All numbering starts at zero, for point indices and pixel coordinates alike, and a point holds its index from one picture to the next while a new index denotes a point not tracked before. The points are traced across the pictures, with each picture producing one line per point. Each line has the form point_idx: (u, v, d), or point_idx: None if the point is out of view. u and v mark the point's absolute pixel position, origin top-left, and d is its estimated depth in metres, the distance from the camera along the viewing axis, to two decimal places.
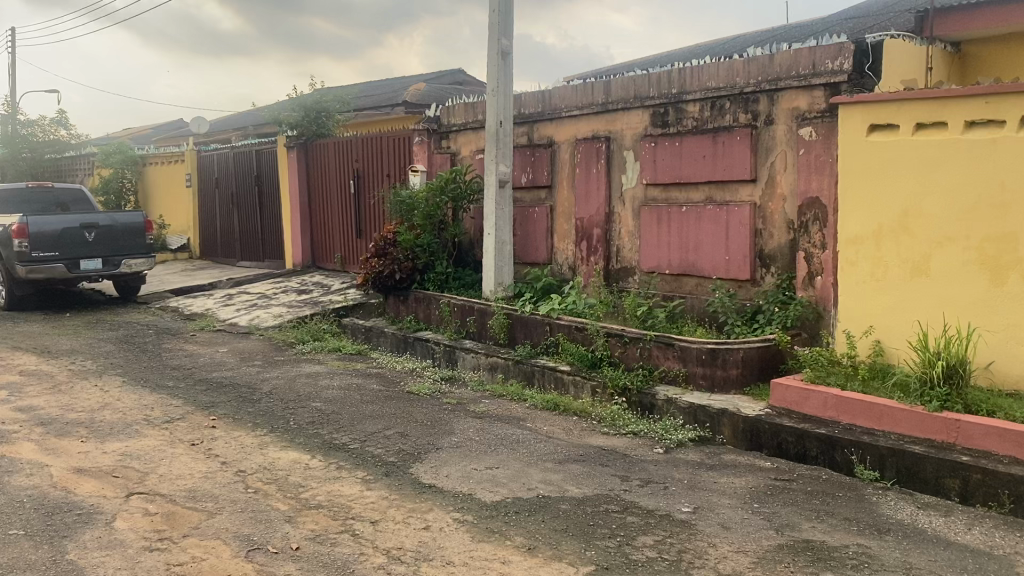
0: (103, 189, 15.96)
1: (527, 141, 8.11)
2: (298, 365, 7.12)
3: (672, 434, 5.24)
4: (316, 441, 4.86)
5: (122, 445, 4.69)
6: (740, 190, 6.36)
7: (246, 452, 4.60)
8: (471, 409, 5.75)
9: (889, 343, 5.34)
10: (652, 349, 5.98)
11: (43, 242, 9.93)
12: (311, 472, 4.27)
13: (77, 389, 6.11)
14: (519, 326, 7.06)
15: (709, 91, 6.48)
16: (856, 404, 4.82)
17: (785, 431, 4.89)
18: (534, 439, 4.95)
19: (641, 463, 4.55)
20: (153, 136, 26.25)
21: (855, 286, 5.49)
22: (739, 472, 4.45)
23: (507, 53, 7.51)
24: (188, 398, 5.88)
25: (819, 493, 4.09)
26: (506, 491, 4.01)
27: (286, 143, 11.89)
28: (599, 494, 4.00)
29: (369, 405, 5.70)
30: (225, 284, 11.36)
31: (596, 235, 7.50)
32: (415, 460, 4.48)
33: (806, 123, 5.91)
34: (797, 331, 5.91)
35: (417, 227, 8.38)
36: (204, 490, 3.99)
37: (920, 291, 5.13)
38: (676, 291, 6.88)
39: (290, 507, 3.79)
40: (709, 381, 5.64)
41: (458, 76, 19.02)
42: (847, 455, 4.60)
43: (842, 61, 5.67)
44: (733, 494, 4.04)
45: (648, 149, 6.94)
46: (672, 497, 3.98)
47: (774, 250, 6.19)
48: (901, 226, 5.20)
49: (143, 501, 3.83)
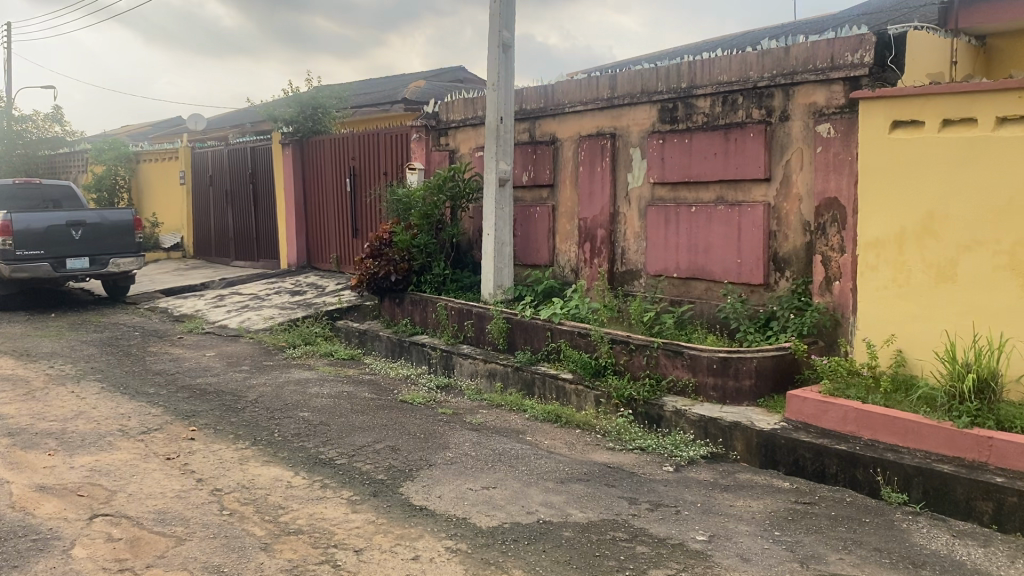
0: (95, 186, 15.62)
1: (528, 138, 7.79)
2: (287, 371, 6.80)
3: (682, 451, 4.92)
4: (301, 455, 4.53)
5: (92, 459, 4.35)
6: (753, 189, 6.03)
7: (224, 468, 4.27)
8: (467, 420, 5.42)
9: (911, 353, 5.00)
10: (659, 357, 5.64)
11: (28, 239, 9.59)
12: (292, 491, 3.94)
13: (52, 396, 5.78)
14: (520, 332, 6.72)
15: (720, 85, 6.16)
16: (878, 418, 4.49)
17: (801, 446, 4.57)
18: (534, 455, 4.63)
19: (649, 483, 4.22)
20: (151, 132, 26.24)
21: (874, 292, 5.17)
22: (757, 494, 4.12)
23: (508, 45, 7.19)
24: (169, 406, 5.55)
25: (843, 519, 3.76)
26: (503, 516, 3.68)
27: (280, 139, 11.53)
28: (605, 519, 3.66)
29: (360, 415, 5.37)
30: (217, 284, 11.03)
31: (600, 235, 7.16)
32: (406, 478, 4.16)
33: (824, 119, 5.58)
34: (813, 339, 5.58)
35: (414, 226, 8.02)
36: (175, 512, 3.66)
37: (945, 298, 4.81)
38: (684, 296, 6.54)
39: (267, 532, 3.46)
40: (720, 392, 5.31)
41: (459, 73, 18.67)
42: (870, 474, 4.28)
43: (863, 53, 5.36)
44: (751, 520, 3.71)
45: (656, 146, 6.62)
46: (684, 523, 3.65)
47: (789, 253, 5.86)
48: (925, 229, 4.88)
49: (107, 525, 3.50)
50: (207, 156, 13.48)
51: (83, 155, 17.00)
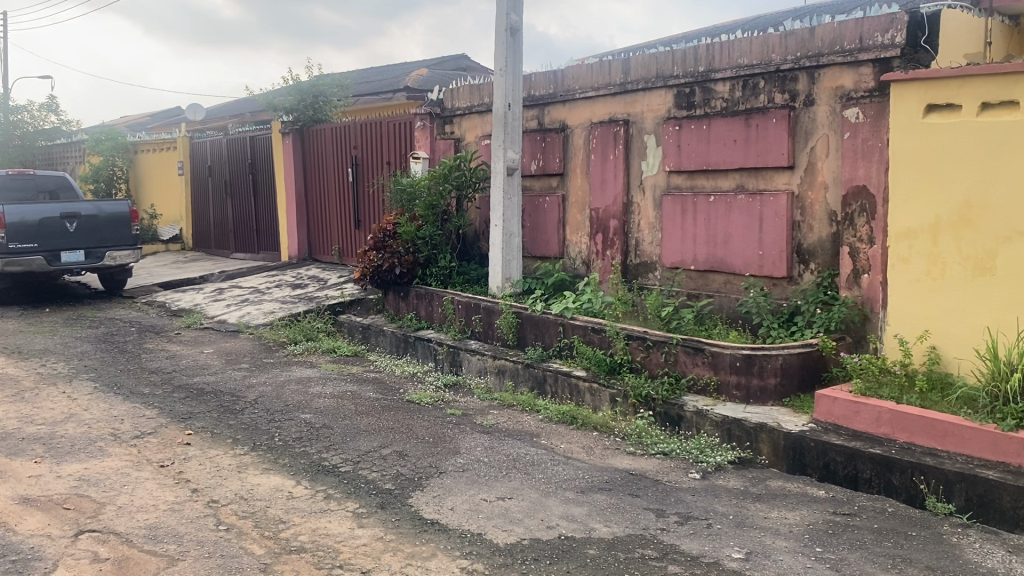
0: (92, 177, 15.31)
1: (537, 125, 7.49)
2: (287, 369, 6.52)
3: (708, 455, 4.65)
4: (303, 462, 4.26)
5: (81, 468, 4.08)
6: (775, 176, 5.73)
7: (220, 477, 4.00)
8: (477, 422, 5.15)
9: (947, 350, 4.70)
10: (678, 354, 5.35)
11: (22, 232, 9.32)
12: (294, 504, 3.67)
13: (42, 397, 5.50)
14: (530, 327, 6.43)
15: (740, 68, 5.85)
16: (914, 419, 4.20)
17: (833, 450, 4.30)
18: (550, 461, 4.35)
19: (675, 493, 3.94)
20: (150, 122, 25.92)
21: (906, 286, 4.87)
22: (791, 504, 3.86)
23: (516, 29, 6.87)
24: (164, 407, 5.29)
25: (888, 533, 3.51)
26: (521, 531, 3.41)
27: (280, 128, 11.24)
28: (633, 535, 3.40)
29: (365, 417, 5.10)
30: (217, 277, 10.75)
31: (612, 226, 6.86)
32: (416, 488, 3.88)
33: (852, 103, 5.28)
34: (840, 335, 5.29)
35: (419, 217, 7.74)
36: (168, 527, 3.39)
37: (984, 293, 4.51)
38: (702, 289, 6.26)
39: (267, 551, 3.20)
40: (743, 391, 5.02)
41: (462, 62, 18.29)
42: (909, 481, 4.00)
43: (894, 33, 5.05)
44: (789, 535, 3.44)
45: (672, 133, 6.31)
46: (717, 539, 3.38)
47: (814, 244, 5.58)
48: (963, 220, 4.58)
49: (93, 543, 3.23)
50: (206, 146, 13.19)
51: (81, 146, 16.73)
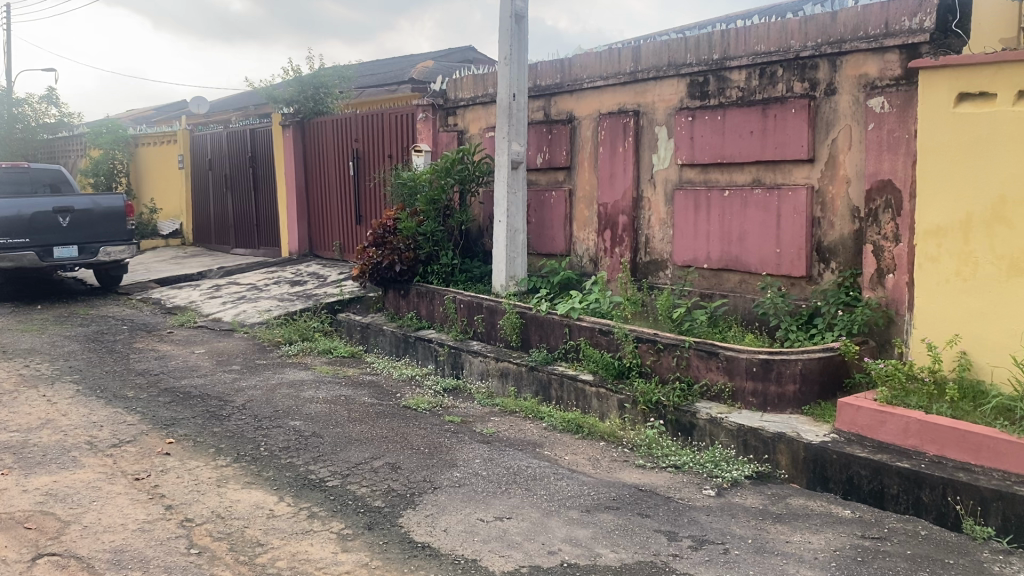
0: (92, 171, 15.07)
1: (543, 116, 7.17)
2: (281, 371, 6.24)
3: (723, 470, 4.34)
4: (287, 475, 3.98)
5: (50, 481, 3.81)
6: (794, 170, 5.41)
7: (198, 492, 3.71)
8: (477, 430, 4.86)
9: (979, 356, 4.36)
10: (690, 358, 5.04)
11: (13, 226, 9.05)
12: (274, 523, 3.38)
13: (20, 401, 5.23)
14: (535, 328, 6.13)
15: (757, 56, 5.52)
16: (945, 432, 3.86)
17: (857, 463, 3.98)
18: (553, 476, 4.05)
19: (688, 513, 3.63)
20: (153, 116, 25.77)
21: (934, 288, 4.53)
22: (815, 526, 3.55)
23: (521, 15, 6.54)
24: (147, 413, 5.01)
25: (923, 560, 3.20)
26: (520, 557, 3.11)
27: (280, 121, 10.98)
28: (642, 563, 3.10)
29: (358, 425, 4.81)
30: (214, 274, 10.47)
31: (621, 222, 6.53)
32: (408, 506, 3.59)
33: (877, 92, 4.95)
34: (863, 338, 4.97)
35: (420, 212, 7.45)
36: (135, 551, 3.10)
37: (1019, 295, 4.17)
38: (716, 288, 5.94)
39: None
40: (760, 398, 4.70)
41: (468, 53, 18.08)
42: (941, 498, 3.68)
43: (923, 17, 4.71)
44: (813, 563, 3.13)
45: (685, 124, 5.98)
46: (734, 567, 3.08)
47: (836, 242, 5.24)
48: (997, 216, 4.23)
49: (51, 570, 2.95)
50: (206, 139, 12.92)
51: (81, 139, 16.48)
